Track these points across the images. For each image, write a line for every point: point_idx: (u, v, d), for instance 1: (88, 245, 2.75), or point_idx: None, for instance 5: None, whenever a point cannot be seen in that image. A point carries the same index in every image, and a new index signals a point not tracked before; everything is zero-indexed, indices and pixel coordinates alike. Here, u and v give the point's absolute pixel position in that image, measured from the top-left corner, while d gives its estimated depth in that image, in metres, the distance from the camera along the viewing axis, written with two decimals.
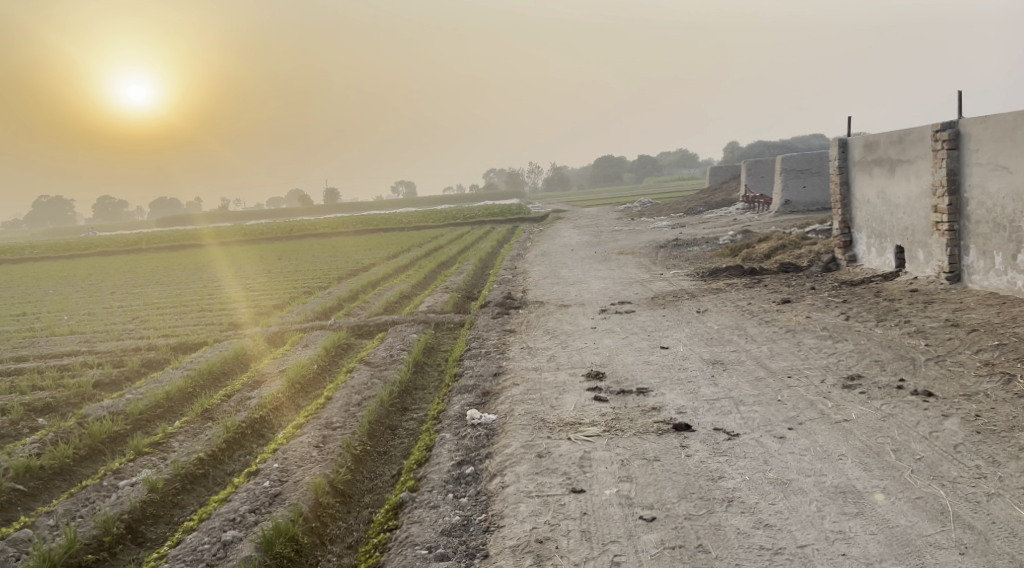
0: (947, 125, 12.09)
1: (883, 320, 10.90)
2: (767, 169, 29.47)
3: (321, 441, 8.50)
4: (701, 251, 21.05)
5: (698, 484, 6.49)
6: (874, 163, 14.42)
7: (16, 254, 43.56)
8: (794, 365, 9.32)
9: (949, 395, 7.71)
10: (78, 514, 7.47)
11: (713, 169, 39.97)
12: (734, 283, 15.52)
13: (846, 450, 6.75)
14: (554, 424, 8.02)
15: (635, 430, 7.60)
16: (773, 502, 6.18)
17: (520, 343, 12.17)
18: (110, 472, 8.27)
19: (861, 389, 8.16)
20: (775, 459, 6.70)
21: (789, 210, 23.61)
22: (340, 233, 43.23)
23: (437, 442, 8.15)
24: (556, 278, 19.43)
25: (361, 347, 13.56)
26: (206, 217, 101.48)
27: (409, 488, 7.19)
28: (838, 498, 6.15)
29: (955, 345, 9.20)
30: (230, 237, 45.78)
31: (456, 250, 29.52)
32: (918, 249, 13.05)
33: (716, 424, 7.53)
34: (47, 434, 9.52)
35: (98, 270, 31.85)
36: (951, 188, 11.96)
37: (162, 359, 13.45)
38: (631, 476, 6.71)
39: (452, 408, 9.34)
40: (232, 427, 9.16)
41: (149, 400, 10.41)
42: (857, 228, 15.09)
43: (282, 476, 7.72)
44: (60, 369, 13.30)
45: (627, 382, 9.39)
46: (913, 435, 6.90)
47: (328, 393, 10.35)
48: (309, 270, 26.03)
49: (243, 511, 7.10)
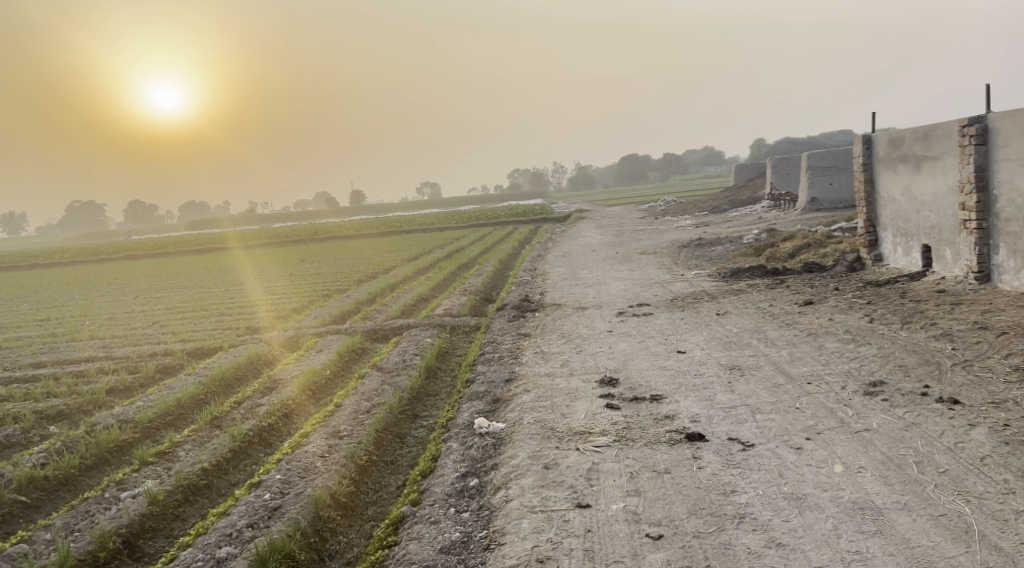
0: (975, 120, 11.69)
1: (908, 322, 10.53)
2: (793, 166, 28.94)
3: (327, 451, 8.30)
4: (724, 251, 20.65)
5: (709, 499, 6.22)
6: (899, 160, 14.02)
7: (46, 258, 44.01)
8: (814, 370, 9.01)
9: (976, 402, 7.36)
10: (76, 528, 7.37)
11: (738, 166, 39.34)
12: (756, 283, 15.16)
13: (866, 462, 6.45)
14: (563, 434, 7.78)
15: (647, 440, 7.33)
16: (787, 519, 5.90)
17: (535, 348, 11.91)
18: (112, 483, 8.13)
19: (884, 396, 7.84)
20: (791, 472, 6.42)
21: (815, 208, 23.15)
22: (363, 236, 43.21)
23: (444, 452, 7.94)
24: (576, 279, 19.18)
25: (376, 351, 13.35)
26: (233, 219, 102.10)
27: (411, 501, 6.98)
28: (856, 515, 5.86)
29: (984, 349, 8.84)
30: (254, 241, 45.93)
31: (479, 251, 29.34)
32: (945, 248, 12.65)
33: (731, 433, 7.25)
34: (55, 442, 9.37)
35: (125, 274, 32.06)
36: (979, 186, 11.57)
37: (178, 364, 13.35)
38: (639, 490, 6.45)
39: (460, 416, 9.11)
40: (238, 436, 9.00)
41: (159, 408, 10.28)
42: (882, 226, 14.69)
43: (284, 488, 7.54)
44: (76, 376, 13.25)
45: (641, 388, 9.11)
46: (937, 446, 6.58)
47: (337, 400, 10.16)
48: (331, 272, 25.88)
49: (240, 525, 6.95)
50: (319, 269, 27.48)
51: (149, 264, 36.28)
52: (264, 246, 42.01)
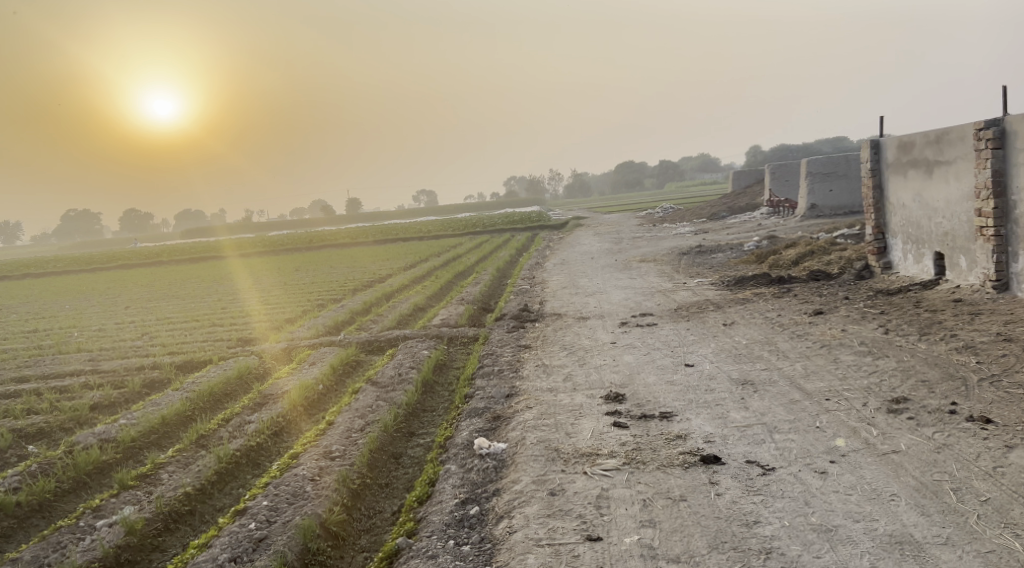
0: (991, 123, 11.27)
1: (926, 334, 10.07)
2: (792, 173, 28.47)
3: (317, 473, 7.77)
4: (725, 258, 20.18)
5: (731, 531, 5.80)
6: (909, 164, 13.57)
7: (39, 267, 43.53)
8: (832, 386, 8.54)
9: (1010, 422, 6.89)
10: (45, 563, 6.98)
11: (735, 174, 38.87)
12: (762, 292, 14.70)
13: (899, 489, 6.00)
14: (569, 456, 7.29)
15: (659, 463, 6.85)
16: (818, 555, 5.50)
17: (536, 361, 11.43)
18: (88, 510, 7.66)
19: (909, 414, 7.38)
20: (818, 500, 5.97)
21: (815, 214, 22.67)
22: (358, 243, 42.64)
23: (442, 475, 7.45)
24: (576, 289, 18.68)
25: (371, 364, 12.84)
26: (228, 227, 101.34)
27: (406, 532, 6.55)
28: (894, 552, 5.46)
29: (1010, 363, 8.39)
30: (248, 248, 45.25)
31: (476, 259, 28.73)
32: (959, 256, 12.22)
33: (749, 456, 6.77)
34: (31, 464, 8.84)
35: (116, 284, 31.34)
36: (996, 191, 11.14)
37: (165, 379, 12.81)
38: (654, 520, 6.03)
39: (459, 435, 8.61)
40: (224, 456, 8.50)
41: (143, 426, 9.76)
42: (892, 234, 14.22)
43: (271, 516, 7.09)
44: (58, 392, 12.67)
45: (649, 405, 8.63)
46: (975, 471, 6.13)
47: (330, 417, 9.66)
48: (326, 281, 25.37)
49: (222, 560, 6.58)
50: (314, 278, 26.95)
51: (141, 273, 35.72)
52: (258, 254, 41.46)
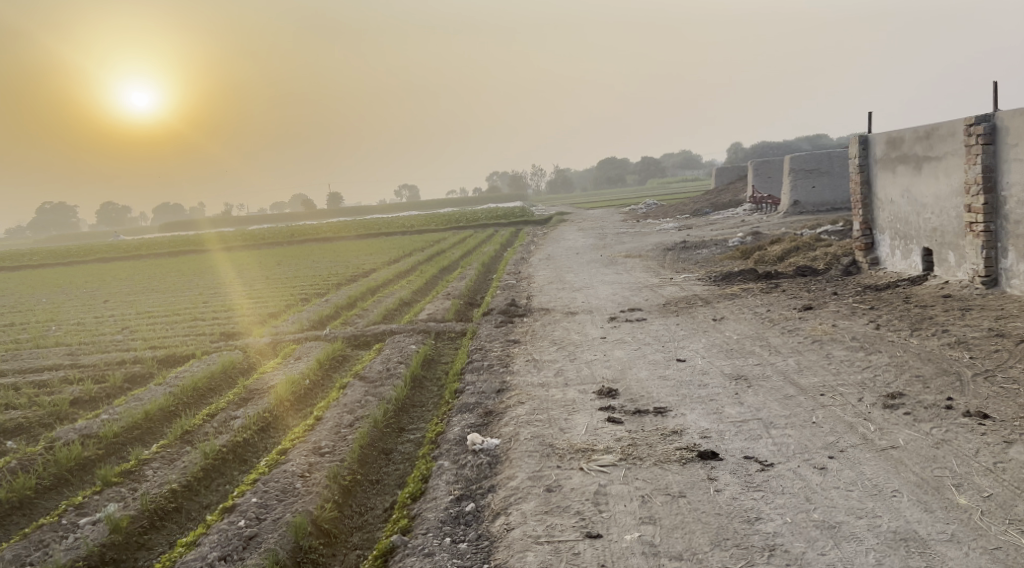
0: (982, 119, 11.26)
1: (917, 329, 10.06)
2: (775, 169, 28.48)
3: (307, 469, 7.63)
4: (711, 254, 20.15)
5: (732, 527, 5.75)
6: (898, 160, 13.55)
7: (16, 260, 42.87)
8: (825, 381, 8.48)
9: (1007, 417, 6.87)
10: (27, 562, 6.81)
11: (718, 170, 38.87)
12: (750, 288, 14.65)
13: (900, 485, 5.97)
14: (564, 451, 7.20)
15: (656, 459, 6.77)
16: (822, 552, 5.46)
17: (526, 355, 11.31)
18: (71, 507, 7.48)
19: (905, 409, 7.34)
20: (819, 497, 5.93)
21: (798, 210, 22.69)
22: (342, 237, 42.36)
23: (435, 471, 7.33)
24: (563, 283, 18.58)
25: (357, 358, 12.67)
26: (209, 221, 100.52)
27: (401, 529, 6.43)
28: (899, 549, 5.42)
29: (1003, 359, 8.37)
30: (231, 242, 44.78)
31: (460, 253, 28.54)
32: (947, 252, 12.23)
33: (746, 451, 6.70)
34: (10, 460, 8.62)
35: (95, 278, 30.88)
36: (987, 187, 11.14)
37: (147, 373, 12.60)
38: (654, 517, 5.96)
39: (451, 431, 8.47)
40: (210, 452, 8.32)
41: (126, 422, 9.56)
42: (879, 229, 14.21)
43: (260, 513, 6.95)
44: (37, 386, 12.42)
45: (643, 400, 8.54)
46: (976, 467, 6.11)
47: (318, 413, 9.50)
48: (310, 276, 25.13)
49: (212, 558, 6.45)
50: (298, 271, 26.64)
51: (121, 267, 35.26)
52: (240, 248, 41.05)
